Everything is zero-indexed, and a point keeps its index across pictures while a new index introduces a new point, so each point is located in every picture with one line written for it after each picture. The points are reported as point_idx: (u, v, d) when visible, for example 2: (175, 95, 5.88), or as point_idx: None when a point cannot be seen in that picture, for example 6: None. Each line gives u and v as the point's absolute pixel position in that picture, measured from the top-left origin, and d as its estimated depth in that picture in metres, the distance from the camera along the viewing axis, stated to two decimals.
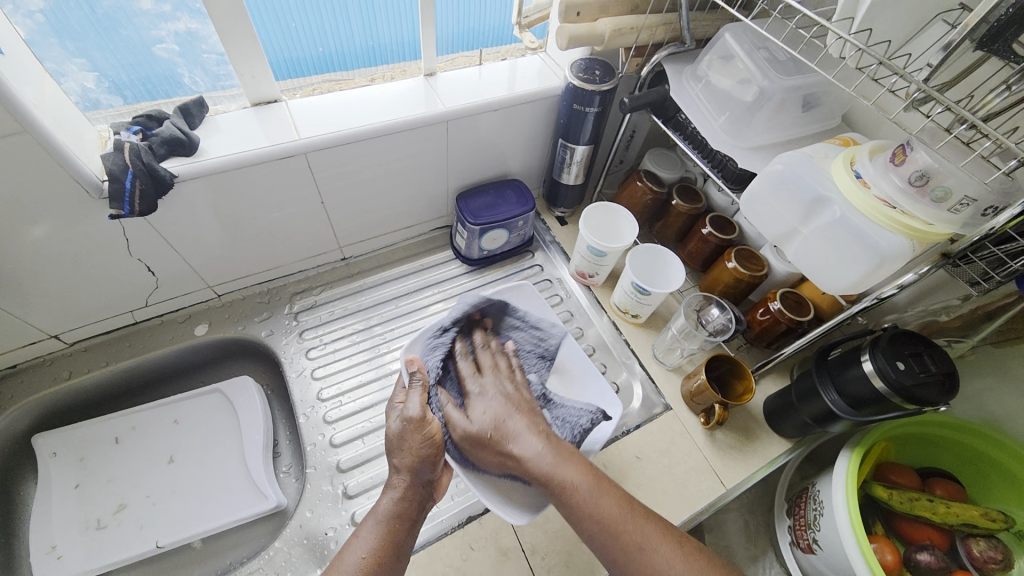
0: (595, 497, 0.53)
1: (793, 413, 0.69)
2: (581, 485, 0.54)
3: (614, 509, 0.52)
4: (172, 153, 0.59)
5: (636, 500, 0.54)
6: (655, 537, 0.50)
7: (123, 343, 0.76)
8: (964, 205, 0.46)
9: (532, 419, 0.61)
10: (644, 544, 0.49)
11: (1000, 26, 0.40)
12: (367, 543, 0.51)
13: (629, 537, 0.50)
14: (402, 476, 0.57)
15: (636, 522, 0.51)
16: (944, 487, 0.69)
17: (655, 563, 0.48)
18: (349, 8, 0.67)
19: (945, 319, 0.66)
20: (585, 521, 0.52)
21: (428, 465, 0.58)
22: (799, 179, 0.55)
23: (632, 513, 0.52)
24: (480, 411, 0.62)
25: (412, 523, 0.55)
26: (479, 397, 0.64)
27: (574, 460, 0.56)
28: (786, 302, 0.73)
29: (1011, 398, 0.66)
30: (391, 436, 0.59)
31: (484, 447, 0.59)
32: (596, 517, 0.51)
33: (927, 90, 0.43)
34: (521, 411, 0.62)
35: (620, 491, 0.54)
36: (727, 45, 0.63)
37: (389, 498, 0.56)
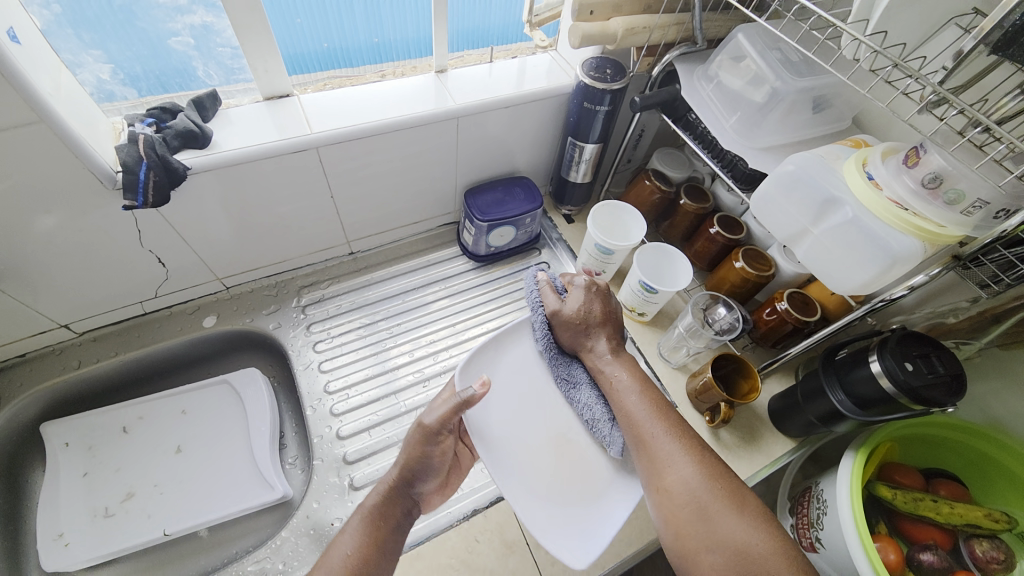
0: (627, 391, 0.59)
1: (798, 413, 0.69)
2: (626, 385, 0.60)
3: (645, 409, 0.57)
4: (185, 146, 0.60)
5: (667, 407, 0.58)
6: (676, 435, 0.54)
7: (132, 334, 0.77)
8: (976, 208, 0.47)
9: (610, 328, 0.65)
10: (661, 437, 0.54)
11: (1016, 31, 0.40)
12: (354, 527, 0.52)
13: (645, 427, 0.55)
14: (394, 471, 0.56)
15: (659, 420, 0.56)
16: (947, 487, 0.70)
17: (667, 452, 0.53)
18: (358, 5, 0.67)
19: (952, 321, 0.67)
20: (619, 409, 0.58)
21: (426, 473, 0.56)
22: (811, 180, 0.55)
23: (660, 412, 0.57)
24: (576, 300, 0.66)
25: (395, 527, 0.53)
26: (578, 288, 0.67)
27: (626, 363, 0.62)
28: (792, 302, 0.73)
29: (1016, 401, 0.67)
30: (398, 434, 0.58)
31: (568, 330, 0.64)
32: (625, 406, 0.58)
33: (941, 92, 0.43)
34: (609, 320, 0.65)
35: (656, 395, 0.59)
36: (739, 45, 0.63)
37: (376, 493, 0.55)
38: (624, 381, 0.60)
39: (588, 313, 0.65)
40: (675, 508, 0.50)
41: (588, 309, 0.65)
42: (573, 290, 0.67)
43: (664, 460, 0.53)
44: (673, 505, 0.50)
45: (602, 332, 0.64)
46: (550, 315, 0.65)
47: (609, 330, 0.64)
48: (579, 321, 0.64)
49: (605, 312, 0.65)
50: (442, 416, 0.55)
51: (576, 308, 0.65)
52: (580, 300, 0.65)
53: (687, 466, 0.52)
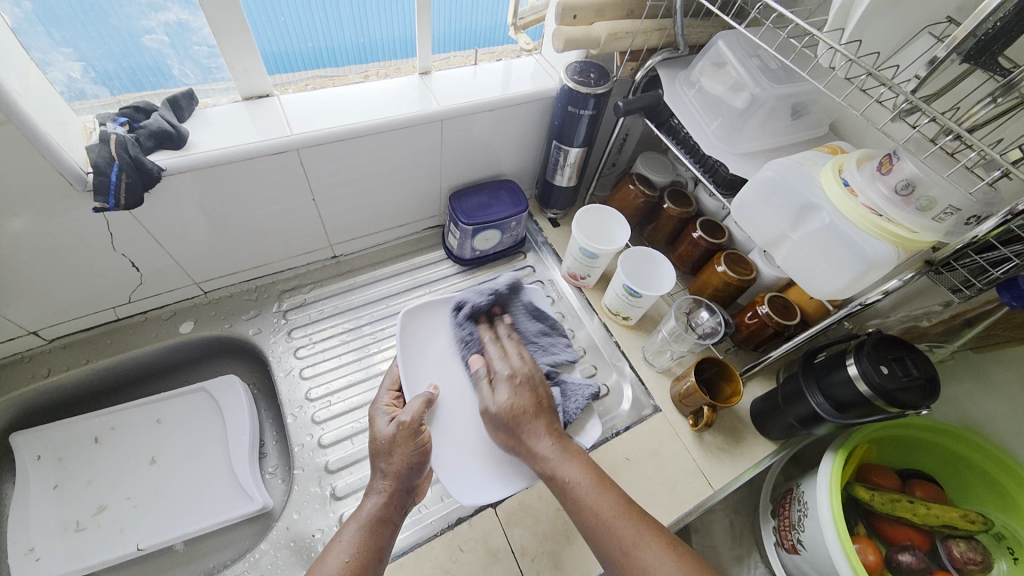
0: (595, 495, 0.54)
1: (779, 415, 0.70)
2: (583, 485, 0.54)
3: (615, 514, 0.52)
4: (160, 147, 0.58)
5: (637, 509, 0.53)
6: (652, 539, 0.50)
7: (104, 341, 0.75)
8: (947, 215, 0.48)
9: (547, 420, 0.61)
10: (638, 547, 0.49)
11: (987, 39, 0.41)
12: (352, 541, 0.49)
13: (618, 538, 0.50)
14: (386, 477, 0.54)
15: (630, 524, 0.51)
16: (924, 488, 0.71)
17: (648, 562, 0.48)
18: (340, 4, 0.66)
19: (926, 324, 0.69)
20: (584, 516, 0.53)
21: (415, 473, 0.55)
22: (790, 186, 0.56)
23: (631, 518, 0.52)
24: (503, 394, 0.62)
25: (387, 537, 0.51)
26: (505, 379, 0.64)
27: (577, 458, 0.57)
28: (773, 306, 0.74)
29: (988, 401, 0.69)
30: (379, 442, 0.55)
31: (501, 428, 0.61)
32: (588, 510, 0.53)
33: (914, 101, 0.44)
34: (542, 411, 0.61)
35: (621, 495, 0.54)
36: (720, 51, 0.64)
37: (370, 501, 0.53)
38: (579, 483, 0.55)
39: (516, 408, 0.61)
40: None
41: (519, 403, 0.62)
42: (499, 381, 0.64)
43: (643, 573, 0.48)
44: None
45: (536, 427, 0.60)
46: (486, 413, 0.63)
47: (545, 419, 0.61)
48: (508, 416, 0.61)
49: (535, 404, 0.62)
50: (415, 412, 0.58)
51: (505, 404, 0.62)
52: (510, 391, 0.63)
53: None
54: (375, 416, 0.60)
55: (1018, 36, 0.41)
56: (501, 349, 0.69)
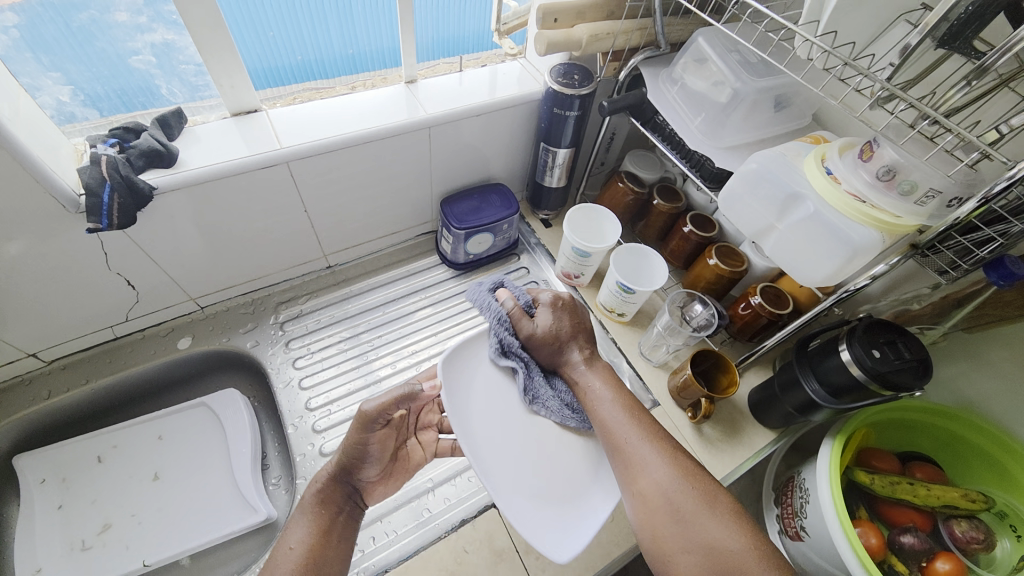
0: (606, 401, 0.60)
1: (777, 404, 0.70)
2: (601, 395, 0.61)
3: (621, 416, 0.58)
4: (150, 166, 0.58)
5: (643, 414, 0.59)
6: (651, 436, 0.55)
7: (103, 360, 0.75)
8: (929, 198, 0.49)
9: (585, 339, 0.67)
10: (634, 441, 0.55)
11: (959, 24, 0.42)
12: (310, 517, 0.52)
13: (624, 433, 0.56)
14: (331, 462, 0.57)
15: (635, 425, 0.57)
16: (923, 470, 0.72)
17: (643, 455, 0.54)
18: (328, 18, 0.67)
19: (916, 307, 0.68)
20: (595, 416, 0.59)
21: (378, 462, 0.58)
22: (775, 177, 0.57)
23: (635, 419, 0.57)
24: (547, 319, 0.67)
25: (337, 516, 0.54)
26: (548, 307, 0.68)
27: (601, 373, 0.64)
28: (766, 296, 0.75)
29: (983, 381, 0.70)
30: (339, 427, 0.59)
31: (545, 346, 0.66)
32: (599, 412, 0.59)
33: (890, 89, 0.45)
34: (581, 330, 0.68)
35: (632, 404, 0.60)
36: (700, 48, 0.65)
37: (314, 482, 0.55)
38: (598, 392, 0.61)
39: (561, 328, 0.66)
40: (649, 509, 0.51)
41: (562, 324, 0.67)
42: (541, 309, 0.68)
43: (639, 462, 0.54)
44: (650, 507, 0.51)
45: (575, 344, 0.66)
46: (528, 338, 0.66)
47: (582, 338, 0.67)
48: (553, 335, 0.66)
49: (576, 325, 0.68)
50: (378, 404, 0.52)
51: (545, 326, 0.66)
52: (550, 317, 0.67)
53: (662, 467, 0.52)
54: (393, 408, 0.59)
55: (990, 19, 0.42)
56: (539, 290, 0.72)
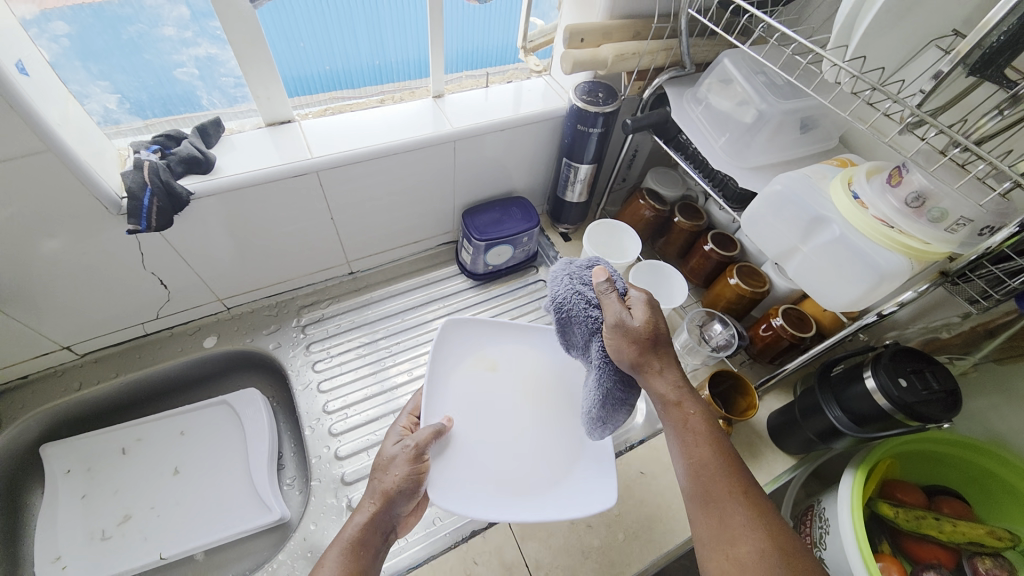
0: (699, 439, 0.48)
1: (797, 430, 0.69)
2: (693, 428, 0.49)
3: (717, 465, 0.47)
4: (189, 171, 0.61)
5: (738, 463, 0.48)
6: (753, 526, 0.44)
7: (132, 355, 0.78)
8: (961, 225, 0.48)
9: (672, 357, 0.51)
10: (730, 500, 0.45)
11: (992, 52, 0.41)
12: (336, 564, 0.47)
13: (719, 488, 0.46)
14: (374, 499, 0.52)
15: (730, 479, 0.46)
16: (950, 505, 0.69)
17: (736, 522, 0.44)
18: (357, 29, 0.69)
19: (947, 336, 0.68)
20: (682, 454, 0.49)
21: (404, 499, 0.53)
22: (799, 199, 0.57)
23: (732, 497, 0.45)
24: (638, 314, 0.51)
25: (374, 556, 0.50)
26: (645, 304, 0.53)
27: (696, 400, 0.51)
28: (788, 318, 0.73)
29: (1015, 416, 0.67)
30: (380, 458, 0.55)
31: (618, 351, 0.51)
32: (690, 451, 0.48)
33: (920, 115, 0.44)
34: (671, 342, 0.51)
35: (729, 448, 0.49)
36: (726, 69, 0.65)
37: (353, 523, 0.51)
38: (691, 423, 0.49)
39: (655, 330, 0.51)
40: None
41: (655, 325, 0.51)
42: (634, 305, 0.52)
43: (732, 528, 0.44)
44: None
45: (662, 358, 0.50)
46: (612, 328, 0.50)
47: (670, 355, 0.51)
48: (642, 339, 0.50)
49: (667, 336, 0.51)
50: (422, 438, 0.57)
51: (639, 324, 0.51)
52: (645, 312, 0.52)
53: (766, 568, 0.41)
54: (387, 434, 0.60)
55: (1022, 49, 0.41)
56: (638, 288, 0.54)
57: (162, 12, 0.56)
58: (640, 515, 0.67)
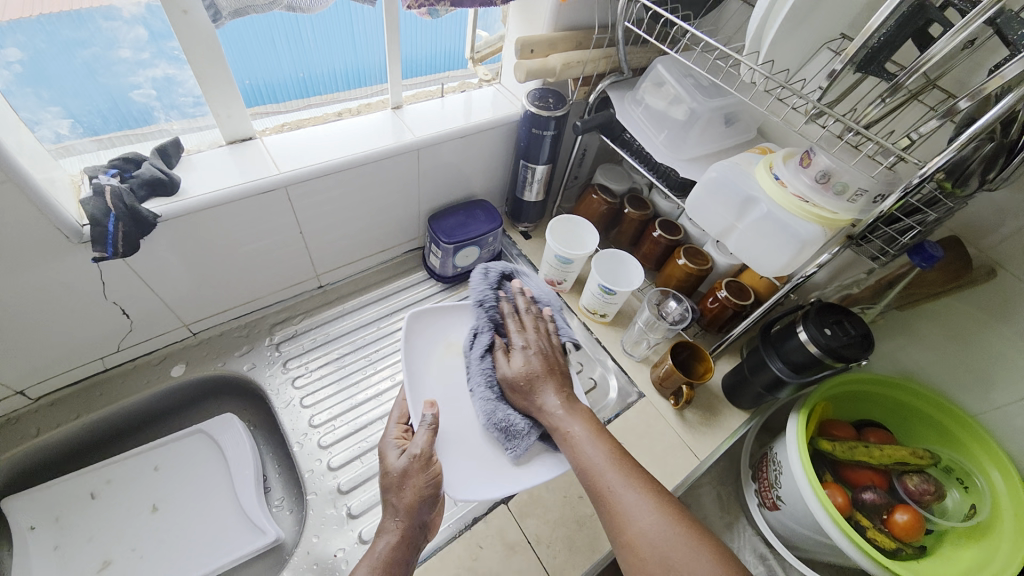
0: (589, 443, 0.58)
1: (748, 385, 0.78)
2: (580, 437, 0.59)
3: (604, 462, 0.56)
4: (153, 195, 0.60)
5: (627, 458, 0.57)
6: (635, 486, 0.54)
7: (93, 393, 0.74)
8: (859, 195, 0.58)
9: (557, 381, 0.65)
10: (621, 490, 0.53)
11: (875, 50, 0.51)
12: None
13: (607, 485, 0.54)
14: (399, 518, 0.55)
15: (619, 471, 0.55)
16: (877, 434, 0.81)
17: (626, 504, 0.52)
18: (276, 42, 0.68)
19: (856, 291, 0.78)
20: (576, 461, 0.57)
21: (427, 506, 0.56)
22: (731, 183, 0.66)
23: (619, 466, 0.56)
24: (518, 361, 0.66)
25: (409, 567, 0.54)
26: (521, 350, 0.67)
27: (580, 414, 0.61)
28: (730, 289, 0.84)
29: (919, 352, 0.80)
30: (392, 475, 0.57)
31: (513, 393, 0.64)
32: (581, 460, 0.57)
33: (820, 107, 0.53)
34: (554, 371, 0.65)
35: (614, 445, 0.58)
36: (659, 73, 0.74)
37: (384, 541, 0.54)
38: (579, 434, 0.59)
39: (531, 371, 0.65)
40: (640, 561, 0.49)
41: (530, 369, 0.65)
42: (515, 351, 0.67)
43: (623, 511, 0.52)
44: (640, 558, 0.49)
45: (545, 387, 0.64)
46: (499, 379, 0.66)
47: (556, 383, 0.64)
48: (520, 381, 0.64)
49: (548, 365, 0.66)
50: (425, 444, 0.58)
51: (517, 369, 0.65)
52: (522, 360, 0.66)
53: (646, 516, 0.51)
54: (385, 450, 0.60)
55: (897, 46, 0.51)
56: (518, 321, 0.71)
57: (118, 34, 0.55)
58: None
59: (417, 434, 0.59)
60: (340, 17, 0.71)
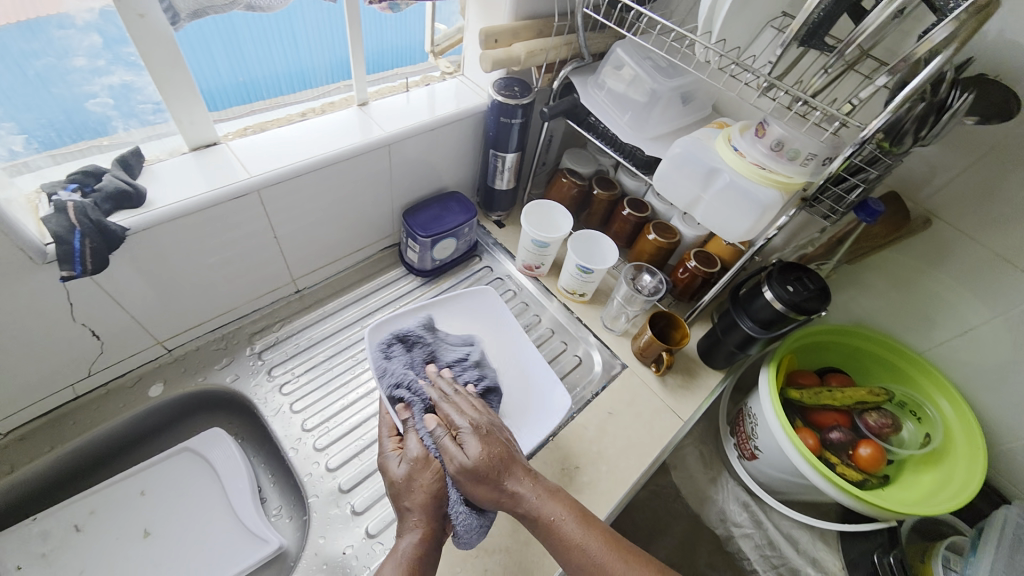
0: (582, 532, 0.54)
1: (721, 346, 0.84)
2: (570, 524, 0.55)
3: (602, 550, 0.54)
4: (118, 207, 0.57)
5: (616, 539, 0.56)
6: (638, 574, 0.52)
7: (65, 423, 0.70)
8: (809, 160, 0.63)
9: (520, 463, 0.59)
10: None
11: (815, 25, 0.55)
12: None
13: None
14: (419, 517, 0.56)
15: (618, 556, 0.53)
16: (838, 379, 0.89)
17: None
18: (215, 50, 0.65)
19: (812, 249, 0.85)
20: (571, 552, 0.54)
21: (441, 499, 0.58)
22: (694, 157, 0.70)
23: (617, 552, 0.54)
24: (474, 443, 0.58)
25: (434, 562, 0.55)
26: (472, 431, 0.60)
27: (559, 498, 0.57)
28: (698, 259, 0.89)
29: (868, 301, 0.88)
30: (399, 480, 0.59)
31: (475, 483, 0.56)
32: (576, 554, 0.53)
33: (771, 81, 0.58)
34: (510, 451, 0.59)
35: (604, 529, 0.56)
36: (619, 57, 0.77)
37: (407, 542, 0.55)
38: (565, 521, 0.55)
39: (493, 455, 0.58)
40: None
41: (491, 452, 0.58)
42: (464, 435, 0.59)
43: None
44: None
45: (512, 471, 0.57)
46: (457, 472, 0.56)
47: (519, 464, 0.59)
48: (483, 470, 0.56)
49: (505, 450, 0.59)
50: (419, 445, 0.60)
51: (477, 456, 0.57)
52: (478, 442, 0.58)
53: None
54: (386, 460, 0.62)
55: (835, 21, 0.55)
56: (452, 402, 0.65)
57: (71, 42, 0.53)
58: (618, 447, 0.77)
59: (409, 437, 0.62)
60: (281, 19, 0.68)
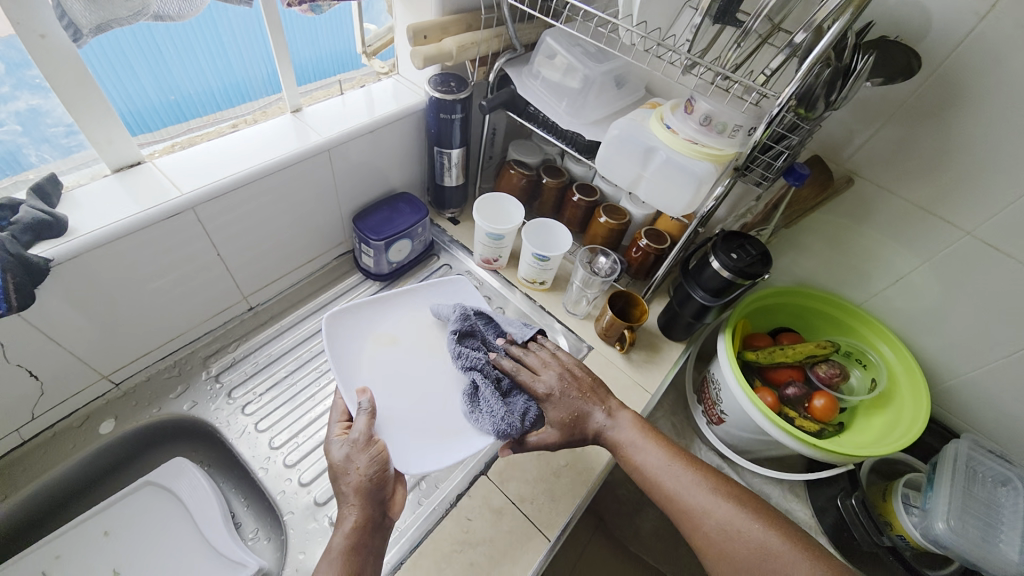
0: (645, 448, 0.63)
1: (680, 318, 0.87)
2: (637, 444, 0.64)
3: (662, 462, 0.62)
4: (40, 238, 0.54)
5: (675, 452, 0.63)
6: (694, 479, 0.60)
7: (12, 472, 0.66)
8: (736, 131, 0.67)
9: (600, 398, 0.69)
10: (685, 486, 0.59)
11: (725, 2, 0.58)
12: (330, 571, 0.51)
13: (671, 484, 0.60)
14: (353, 502, 0.56)
15: (676, 465, 0.61)
16: (790, 337, 0.94)
17: (694, 501, 0.58)
18: (133, 64, 0.62)
19: (750, 218, 0.88)
20: (638, 468, 0.63)
21: (378, 484, 0.57)
22: (632, 138, 0.72)
23: (674, 464, 0.62)
24: (558, 403, 0.67)
25: (370, 549, 0.54)
26: (552, 394, 0.67)
27: (630, 422, 0.66)
28: (649, 236, 0.92)
29: (807, 261, 0.93)
30: (336, 465, 0.58)
31: (565, 429, 0.66)
32: (643, 466, 0.62)
33: (694, 59, 0.60)
34: (591, 396, 0.68)
35: (666, 442, 0.64)
36: (550, 46, 0.78)
37: (340, 535, 0.54)
38: (632, 440, 0.64)
39: (572, 410, 0.67)
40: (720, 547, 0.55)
41: (568, 411, 0.66)
42: (544, 399, 0.67)
43: (694, 508, 0.58)
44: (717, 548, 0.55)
45: (593, 409, 0.67)
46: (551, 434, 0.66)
47: (597, 402, 0.68)
48: (570, 421, 0.66)
49: (584, 395, 0.68)
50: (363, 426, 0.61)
51: (561, 418, 0.66)
52: (558, 406, 0.67)
53: (716, 506, 0.57)
54: (329, 446, 0.61)
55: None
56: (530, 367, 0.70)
57: None
58: None
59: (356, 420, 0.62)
60: (204, 27, 0.66)
